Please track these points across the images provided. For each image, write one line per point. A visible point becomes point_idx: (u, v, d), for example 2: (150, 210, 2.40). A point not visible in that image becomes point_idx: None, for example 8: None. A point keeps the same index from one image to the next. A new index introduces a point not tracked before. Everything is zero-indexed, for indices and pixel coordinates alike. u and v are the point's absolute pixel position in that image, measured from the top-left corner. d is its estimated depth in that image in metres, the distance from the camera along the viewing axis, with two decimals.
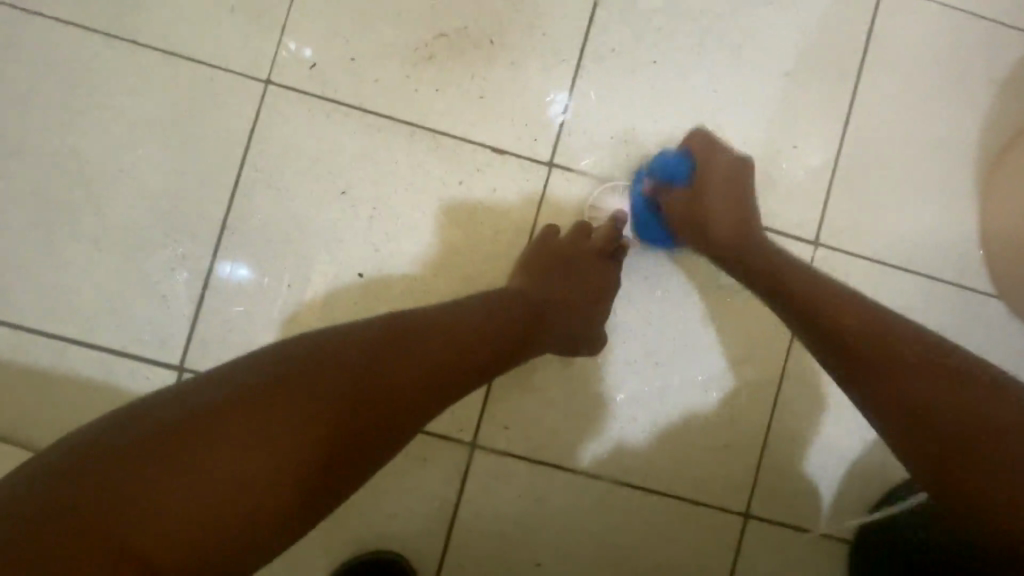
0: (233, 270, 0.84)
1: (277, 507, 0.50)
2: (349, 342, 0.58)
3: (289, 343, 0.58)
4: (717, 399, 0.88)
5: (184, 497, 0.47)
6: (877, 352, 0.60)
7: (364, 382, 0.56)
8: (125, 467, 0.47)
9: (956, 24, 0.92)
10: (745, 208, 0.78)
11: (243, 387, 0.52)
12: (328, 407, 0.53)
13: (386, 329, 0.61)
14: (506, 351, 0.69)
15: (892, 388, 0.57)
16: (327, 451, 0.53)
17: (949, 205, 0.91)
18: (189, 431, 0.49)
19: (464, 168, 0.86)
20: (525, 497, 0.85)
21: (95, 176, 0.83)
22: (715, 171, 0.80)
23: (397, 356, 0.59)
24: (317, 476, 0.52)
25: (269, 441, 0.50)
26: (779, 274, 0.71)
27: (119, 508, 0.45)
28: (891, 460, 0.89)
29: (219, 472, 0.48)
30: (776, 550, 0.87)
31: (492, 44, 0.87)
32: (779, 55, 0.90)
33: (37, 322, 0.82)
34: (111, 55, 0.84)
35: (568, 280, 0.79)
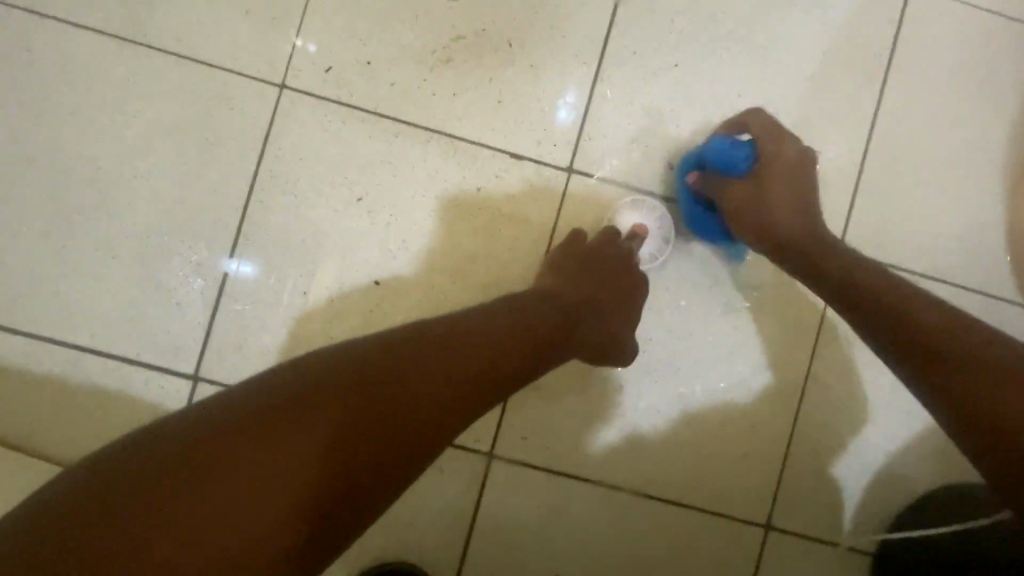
0: (239, 267, 0.83)
1: (299, 528, 0.47)
2: (364, 353, 0.56)
3: (302, 357, 0.56)
4: (738, 409, 0.86)
5: (201, 519, 0.44)
6: (915, 319, 0.58)
7: (387, 394, 0.53)
8: (140, 486, 0.45)
9: (984, 26, 0.90)
10: (807, 199, 0.72)
11: (263, 402, 0.50)
12: (346, 420, 0.51)
13: (409, 339, 0.58)
14: (532, 355, 0.64)
15: (931, 352, 0.55)
16: (349, 468, 0.50)
17: (976, 211, 0.89)
18: (204, 450, 0.47)
19: (482, 174, 0.85)
20: (543, 508, 0.84)
21: (109, 182, 0.82)
22: (778, 159, 0.73)
23: (420, 367, 0.56)
24: (339, 494, 0.50)
25: (287, 458, 0.48)
26: (832, 257, 0.67)
27: (132, 530, 0.43)
28: (916, 471, 0.87)
29: (237, 491, 0.46)
30: (797, 563, 0.86)
31: (511, 47, 0.85)
32: (803, 57, 0.88)
33: (52, 330, 0.81)
34: (124, 59, 0.83)
35: (599, 282, 0.77)
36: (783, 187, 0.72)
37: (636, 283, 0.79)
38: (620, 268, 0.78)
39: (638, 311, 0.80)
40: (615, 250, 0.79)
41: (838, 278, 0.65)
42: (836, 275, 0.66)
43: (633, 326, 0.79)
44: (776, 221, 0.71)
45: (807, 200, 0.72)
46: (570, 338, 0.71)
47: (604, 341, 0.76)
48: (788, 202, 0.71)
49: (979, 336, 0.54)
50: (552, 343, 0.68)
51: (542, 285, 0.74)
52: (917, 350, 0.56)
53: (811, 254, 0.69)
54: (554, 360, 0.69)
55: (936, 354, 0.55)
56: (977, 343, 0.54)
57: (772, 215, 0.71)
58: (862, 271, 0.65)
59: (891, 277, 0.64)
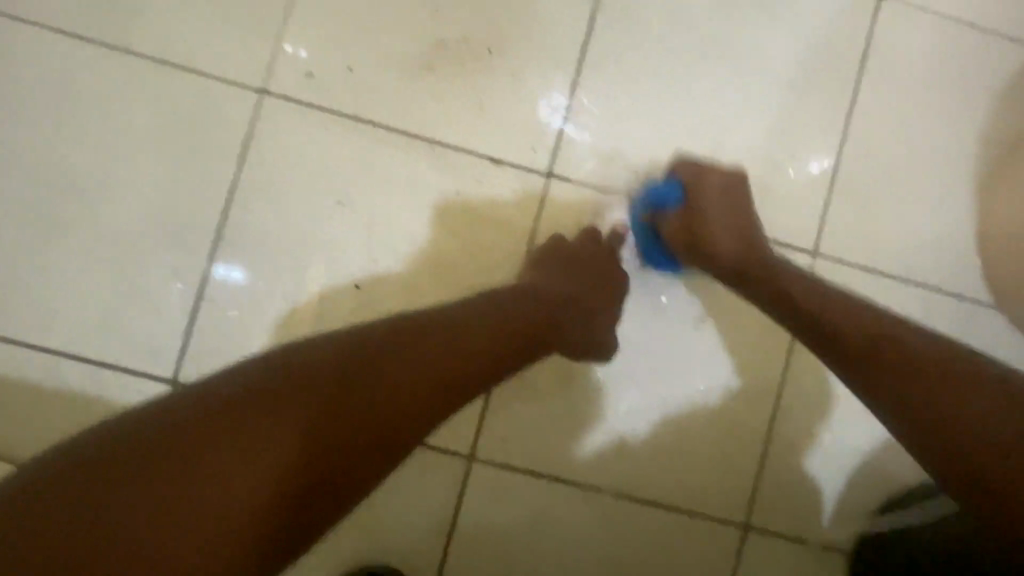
0: (228, 273, 0.83)
1: (275, 523, 0.48)
2: (339, 349, 0.55)
3: (275, 351, 0.55)
4: (717, 410, 0.87)
5: (175, 516, 0.45)
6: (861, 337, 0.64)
7: (364, 389, 0.54)
8: (112, 480, 0.44)
9: (954, 33, 0.92)
10: (746, 223, 0.78)
11: (238, 395, 0.50)
12: (323, 417, 0.51)
13: (388, 333, 0.58)
14: (513, 349, 0.65)
15: (878, 370, 0.61)
16: (325, 463, 0.51)
17: (947, 214, 0.91)
18: (176, 447, 0.46)
19: (462, 177, 0.85)
20: (524, 510, 0.84)
21: (88, 185, 0.82)
22: (710, 188, 0.79)
23: (399, 361, 0.56)
24: (315, 490, 0.50)
25: (263, 455, 0.48)
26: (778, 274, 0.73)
27: (105, 524, 0.43)
28: (891, 470, 0.89)
29: (212, 489, 0.46)
30: (776, 562, 0.87)
31: (491, 53, 0.86)
32: (778, 63, 0.90)
33: (29, 334, 0.80)
34: (105, 62, 0.83)
35: (584, 279, 0.78)
36: (722, 216, 0.78)
37: (616, 280, 0.81)
38: (600, 265, 0.80)
39: (618, 308, 0.81)
40: (594, 248, 0.81)
41: (788, 296, 0.71)
42: (782, 294, 0.72)
43: (613, 322, 0.80)
44: (719, 247, 0.76)
45: (744, 225, 0.78)
46: (552, 332, 0.71)
47: (585, 336, 0.77)
48: (729, 228, 0.77)
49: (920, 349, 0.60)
50: (534, 336, 0.68)
51: (524, 279, 0.75)
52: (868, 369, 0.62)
53: (760, 274, 0.74)
54: (536, 353, 0.69)
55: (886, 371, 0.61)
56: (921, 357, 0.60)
57: (714, 242, 0.77)
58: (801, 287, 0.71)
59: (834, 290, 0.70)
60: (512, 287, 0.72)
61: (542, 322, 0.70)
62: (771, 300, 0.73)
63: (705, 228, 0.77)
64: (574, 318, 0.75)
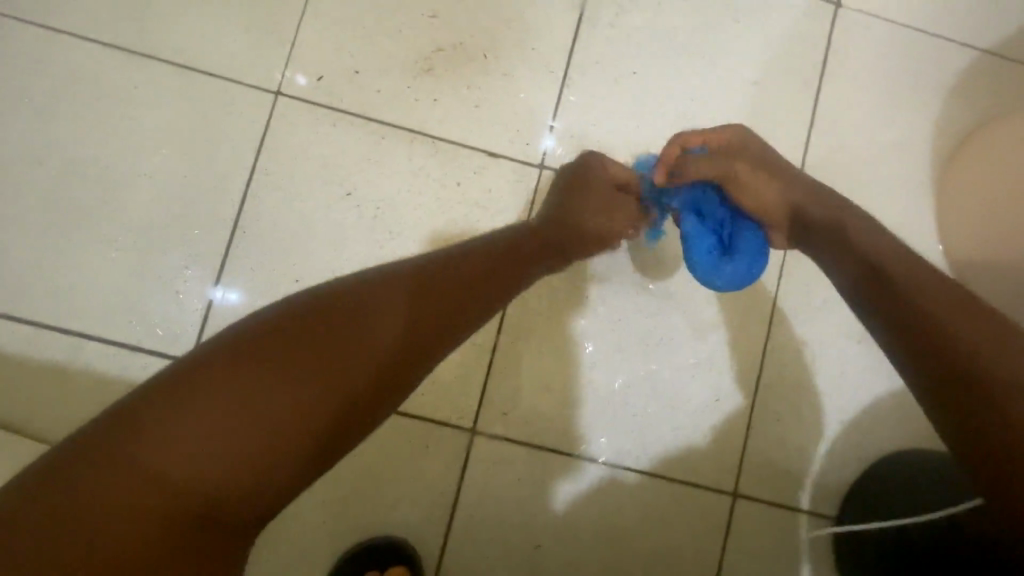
0: (225, 295, 0.88)
1: (269, 459, 0.48)
2: (316, 303, 0.56)
3: (254, 315, 0.56)
4: (704, 382, 0.93)
5: (157, 466, 0.45)
6: (910, 290, 0.56)
7: (345, 332, 0.54)
8: (112, 443, 0.45)
9: (907, 39, 1.02)
10: (785, 171, 0.74)
11: (222, 354, 0.51)
12: (297, 366, 0.51)
13: (365, 285, 0.60)
14: (498, 288, 0.70)
15: (929, 341, 0.53)
16: (310, 401, 0.50)
17: (908, 201, 0.99)
18: (155, 403, 0.47)
19: (462, 171, 0.92)
20: (524, 482, 0.89)
21: (113, 181, 0.88)
22: (745, 148, 0.76)
23: (376, 307, 0.57)
24: (305, 426, 0.50)
25: (245, 399, 0.48)
26: (829, 217, 0.68)
27: (107, 481, 0.44)
28: (870, 441, 0.94)
29: (190, 439, 0.46)
30: (764, 529, 0.91)
31: (487, 58, 0.94)
32: (748, 66, 0.98)
33: (54, 319, 0.85)
34: (131, 69, 0.90)
35: (567, 220, 0.81)
36: (760, 166, 0.74)
37: (615, 206, 0.82)
38: (593, 199, 0.82)
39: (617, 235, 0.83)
40: (586, 184, 0.83)
41: (853, 253, 0.64)
42: (880, 274, 0.59)
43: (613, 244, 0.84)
44: (761, 191, 0.73)
45: (786, 174, 0.73)
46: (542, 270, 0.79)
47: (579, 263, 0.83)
48: (773, 178, 0.73)
49: (959, 303, 0.54)
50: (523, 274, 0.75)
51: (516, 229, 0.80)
52: (910, 317, 0.55)
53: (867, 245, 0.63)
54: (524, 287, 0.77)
55: (921, 327, 0.53)
56: (960, 308, 0.53)
57: (769, 200, 0.73)
58: (852, 233, 0.65)
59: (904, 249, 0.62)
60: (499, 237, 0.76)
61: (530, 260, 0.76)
62: (866, 290, 0.60)
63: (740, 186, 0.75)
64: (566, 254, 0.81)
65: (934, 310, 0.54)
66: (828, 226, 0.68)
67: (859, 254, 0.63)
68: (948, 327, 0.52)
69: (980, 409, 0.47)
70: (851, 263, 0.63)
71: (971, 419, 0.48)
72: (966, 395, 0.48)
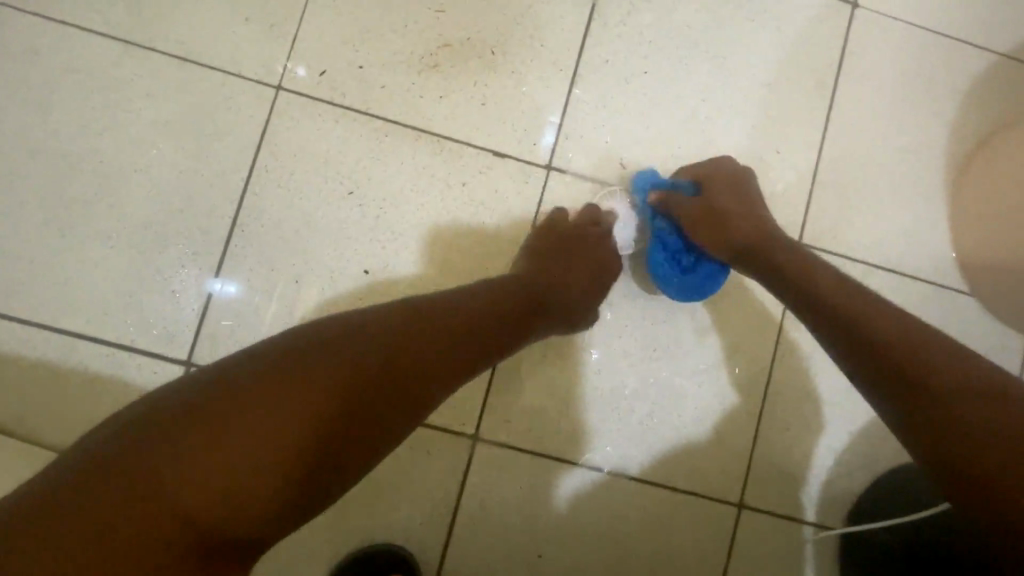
0: (222, 288, 0.86)
1: (275, 498, 0.50)
2: (339, 337, 0.57)
3: (274, 340, 0.56)
4: (711, 391, 0.91)
5: (171, 495, 0.46)
6: (870, 325, 0.63)
7: (365, 377, 0.55)
8: (128, 468, 0.46)
9: (924, 41, 0.99)
10: (755, 211, 0.82)
11: (244, 384, 0.51)
12: (312, 399, 0.52)
13: (386, 320, 0.60)
14: (507, 331, 0.69)
15: (900, 377, 0.59)
16: (324, 446, 0.52)
17: (922, 208, 0.97)
18: (170, 428, 0.48)
19: (467, 170, 0.90)
20: (527, 490, 0.87)
21: (108, 176, 0.86)
22: (724, 184, 0.84)
23: (397, 349, 0.58)
24: (314, 469, 0.52)
25: (263, 438, 0.50)
26: (792, 256, 0.76)
27: (120, 506, 0.44)
28: (878, 451, 0.92)
29: (204, 468, 0.47)
30: (770, 540, 0.90)
31: (494, 55, 0.92)
32: (762, 67, 0.96)
33: (48, 317, 0.83)
34: (128, 60, 0.88)
35: (566, 262, 0.81)
36: (735, 204, 0.82)
37: (612, 260, 0.85)
38: (591, 244, 0.84)
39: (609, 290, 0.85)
40: (585, 229, 0.85)
41: (808, 287, 0.72)
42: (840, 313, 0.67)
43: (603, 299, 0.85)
44: (732, 226, 0.81)
45: (758, 215, 0.82)
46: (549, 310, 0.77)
47: (579, 311, 0.81)
48: (746, 216, 0.81)
49: (915, 333, 0.61)
50: (529, 313, 0.73)
51: (518, 267, 0.80)
52: (874, 350, 0.62)
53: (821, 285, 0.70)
54: (532, 332, 0.74)
55: (885, 357, 0.61)
56: (931, 347, 0.59)
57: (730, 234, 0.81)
58: (812, 274, 0.72)
59: (851, 280, 0.71)
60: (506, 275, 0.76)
61: (537, 300, 0.75)
62: (833, 330, 0.67)
63: (716, 215, 0.82)
64: (569, 296, 0.79)
65: (895, 341, 0.61)
66: (790, 265, 0.75)
67: (814, 294, 0.70)
68: (905, 356, 0.59)
69: (940, 425, 0.54)
70: (820, 308, 0.69)
71: (937, 436, 0.54)
72: (930, 415, 0.55)
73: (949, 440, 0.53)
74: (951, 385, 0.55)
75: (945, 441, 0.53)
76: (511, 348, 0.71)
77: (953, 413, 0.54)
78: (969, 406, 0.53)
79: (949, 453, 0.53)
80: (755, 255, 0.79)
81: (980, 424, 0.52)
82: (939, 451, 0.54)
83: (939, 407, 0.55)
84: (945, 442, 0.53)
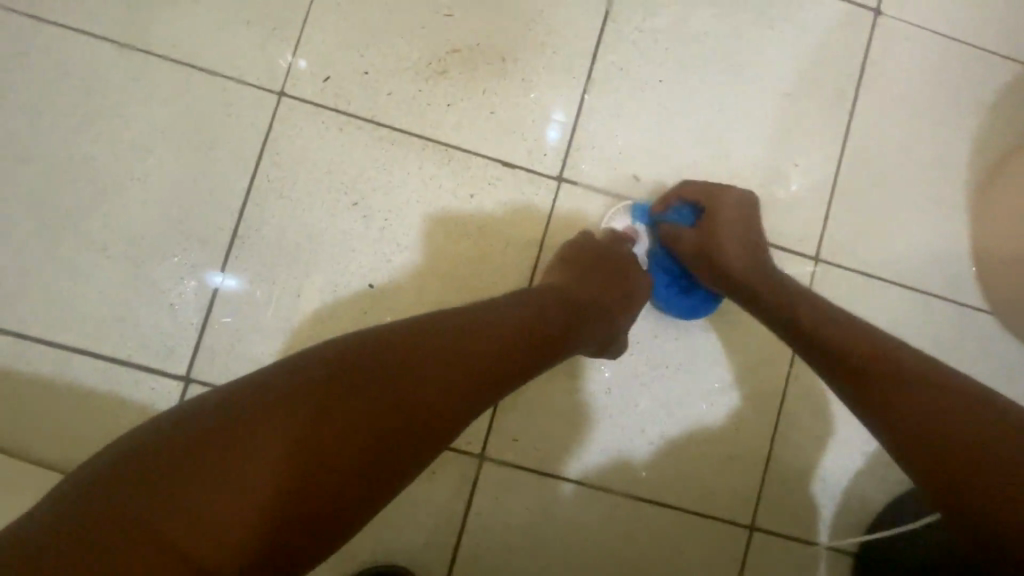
0: (223, 280, 0.83)
1: (276, 535, 0.46)
2: (356, 359, 0.53)
3: (289, 358, 0.53)
4: (723, 411, 0.89)
5: (168, 531, 0.43)
6: (869, 358, 0.60)
7: (380, 404, 0.51)
8: (124, 495, 0.43)
9: (947, 51, 0.96)
10: (754, 241, 0.79)
11: (254, 407, 0.48)
12: (324, 428, 0.49)
13: (406, 341, 0.56)
14: (534, 351, 0.64)
15: (908, 413, 0.54)
16: (333, 478, 0.48)
17: (942, 223, 0.94)
18: (173, 456, 0.45)
19: (475, 181, 0.87)
20: (533, 510, 0.85)
21: (104, 184, 0.83)
22: (725, 209, 0.80)
23: (414, 373, 0.54)
24: (320, 504, 0.48)
25: (269, 468, 0.47)
26: (790, 289, 0.73)
27: (110, 538, 0.41)
28: (892, 472, 0.90)
29: (207, 499, 0.44)
30: (781, 563, 0.88)
31: (504, 61, 0.89)
32: (780, 76, 0.93)
33: (42, 330, 0.80)
34: (125, 64, 0.85)
35: (595, 277, 0.77)
36: (735, 232, 0.79)
37: (639, 274, 0.81)
38: (617, 260, 0.80)
39: (637, 311, 0.80)
40: (609, 245, 0.82)
41: (806, 320, 0.68)
42: (843, 347, 0.62)
43: (631, 322, 0.80)
44: (730, 254, 0.77)
45: (757, 245, 0.79)
46: (578, 329, 0.70)
47: (607, 331, 0.76)
48: (745, 246, 0.78)
49: (916, 368, 0.57)
50: (557, 333, 0.67)
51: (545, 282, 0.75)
52: (871, 384, 0.58)
53: (822, 320, 0.67)
54: (560, 353, 0.68)
55: (883, 391, 0.57)
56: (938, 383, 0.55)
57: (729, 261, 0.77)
58: (810, 307, 0.69)
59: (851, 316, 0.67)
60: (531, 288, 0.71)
61: (565, 318, 0.69)
62: (834, 363, 0.63)
63: (716, 240, 0.79)
64: (598, 314, 0.74)
65: (895, 376, 0.57)
66: (788, 297, 0.71)
67: (813, 327, 0.67)
68: (910, 393, 0.55)
69: (940, 461, 0.51)
70: (823, 340, 0.65)
71: (953, 478, 0.49)
72: (944, 456, 0.50)
73: (949, 478, 0.50)
74: (964, 422, 0.51)
75: (946, 479, 0.50)
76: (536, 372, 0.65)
77: (954, 449, 0.50)
78: (971, 443, 0.50)
79: (950, 493, 0.49)
80: (751, 285, 0.75)
81: (983, 462, 0.48)
82: (940, 490, 0.50)
83: (939, 444, 0.51)
84: (946, 479, 0.50)
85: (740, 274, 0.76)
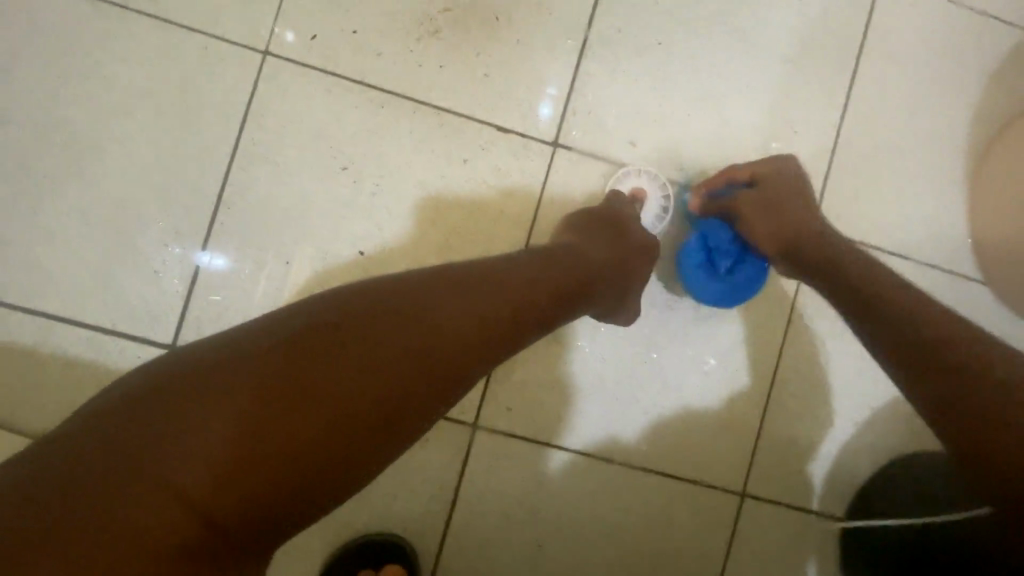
0: (214, 259, 0.81)
1: (274, 495, 0.46)
2: (353, 312, 0.52)
3: (284, 310, 0.52)
4: (718, 379, 0.89)
5: (156, 496, 0.42)
6: (915, 330, 0.57)
7: (378, 359, 0.50)
8: (121, 449, 0.43)
9: (951, 16, 0.94)
10: (814, 212, 0.75)
11: (248, 360, 0.47)
12: (321, 382, 0.48)
13: (406, 294, 0.55)
14: (540, 315, 0.62)
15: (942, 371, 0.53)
16: (330, 437, 0.47)
17: (940, 193, 0.93)
18: (137, 434, 0.43)
19: (468, 146, 0.85)
20: (527, 477, 0.85)
21: (83, 148, 0.80)
22: (785, 179, 0.77)
23: (414, 327, 0.53)
24: (319, 464, 0.47)
25: (265, 425, 0.46)
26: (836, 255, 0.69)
27: (113, 492, 0.41)
28: (881, 441, 0.91)
29: (176, 476, 0.43)
30: (771, 529, 0.89)
31: (498, 21, 0.86)
32: (781, 39, 0.91)
33: (23, 298, 0.78)
34: (100, 19, 0.81)
35: (600, 242, 0.75)
36: (790, 199, 0.76)
37: (649, 242, 0.79)
38: (628, 229, 0.78)
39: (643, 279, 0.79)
40: (619, 214, 0.79)
41: (854, 289, 0.65)
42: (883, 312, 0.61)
43: (638, 291, 0.79)
44: (781, 225, 0.74)
45: (814, 214, 0.75)
46: (583, 297, 0.69)
47: (612, 301, 0.76)
48: (799, 218, 0.74)
49: (948, 332, 0.56)
50: (564, 299, 0.66)
51: (555, 244, 0.72)
52: (906, 351, 0.57)
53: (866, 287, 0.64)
54: (565, 320, 0.67)
55: (930, 361, 0.55)
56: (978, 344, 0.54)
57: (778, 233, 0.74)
58: (861, 273, 0.66)
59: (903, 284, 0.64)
60: (537, 252, 0.69)
61: (572, 285, 0.67)
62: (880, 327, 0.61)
63: (775, 209, 0.76)
64: (604, 282, 0.72)
65: (930, 338, 0.56)
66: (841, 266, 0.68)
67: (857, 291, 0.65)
68: (948, 356, 0.54)
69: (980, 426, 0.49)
70: (869, 306, 0.63)
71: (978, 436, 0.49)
72: (973, 410, 0.50)
73: (973, 434, 0.49)
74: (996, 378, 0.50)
75: (980, 442, 0.49)
76: (540, 337, 0.64)
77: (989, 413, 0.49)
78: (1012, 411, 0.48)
79: (976, 453, 0.49)
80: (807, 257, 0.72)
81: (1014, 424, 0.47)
82: (981, 457, 0.49)
83: (966, 402, 0.50)
84: (976, 444, 0.49)
85: (796, 240, 0.73)
